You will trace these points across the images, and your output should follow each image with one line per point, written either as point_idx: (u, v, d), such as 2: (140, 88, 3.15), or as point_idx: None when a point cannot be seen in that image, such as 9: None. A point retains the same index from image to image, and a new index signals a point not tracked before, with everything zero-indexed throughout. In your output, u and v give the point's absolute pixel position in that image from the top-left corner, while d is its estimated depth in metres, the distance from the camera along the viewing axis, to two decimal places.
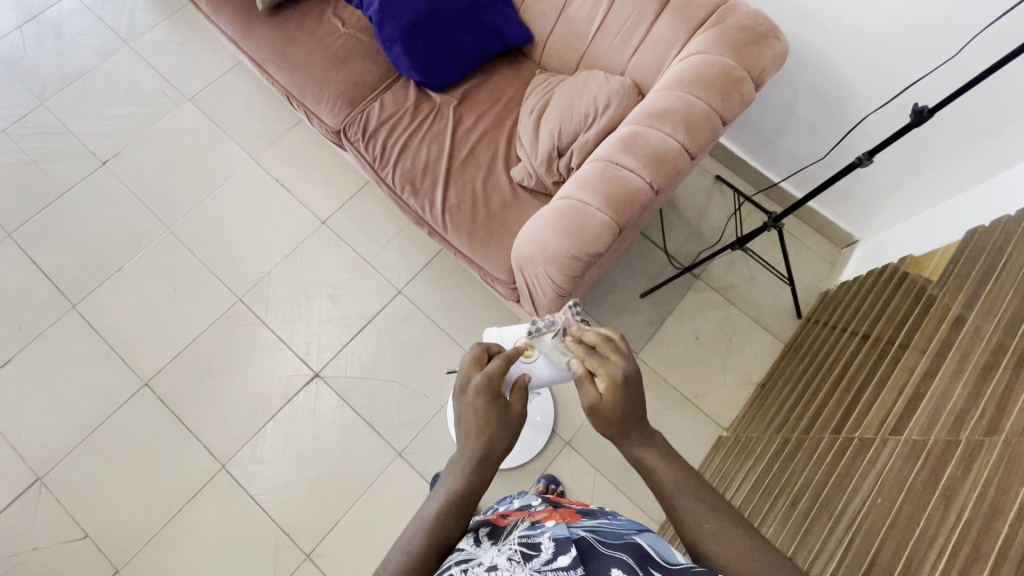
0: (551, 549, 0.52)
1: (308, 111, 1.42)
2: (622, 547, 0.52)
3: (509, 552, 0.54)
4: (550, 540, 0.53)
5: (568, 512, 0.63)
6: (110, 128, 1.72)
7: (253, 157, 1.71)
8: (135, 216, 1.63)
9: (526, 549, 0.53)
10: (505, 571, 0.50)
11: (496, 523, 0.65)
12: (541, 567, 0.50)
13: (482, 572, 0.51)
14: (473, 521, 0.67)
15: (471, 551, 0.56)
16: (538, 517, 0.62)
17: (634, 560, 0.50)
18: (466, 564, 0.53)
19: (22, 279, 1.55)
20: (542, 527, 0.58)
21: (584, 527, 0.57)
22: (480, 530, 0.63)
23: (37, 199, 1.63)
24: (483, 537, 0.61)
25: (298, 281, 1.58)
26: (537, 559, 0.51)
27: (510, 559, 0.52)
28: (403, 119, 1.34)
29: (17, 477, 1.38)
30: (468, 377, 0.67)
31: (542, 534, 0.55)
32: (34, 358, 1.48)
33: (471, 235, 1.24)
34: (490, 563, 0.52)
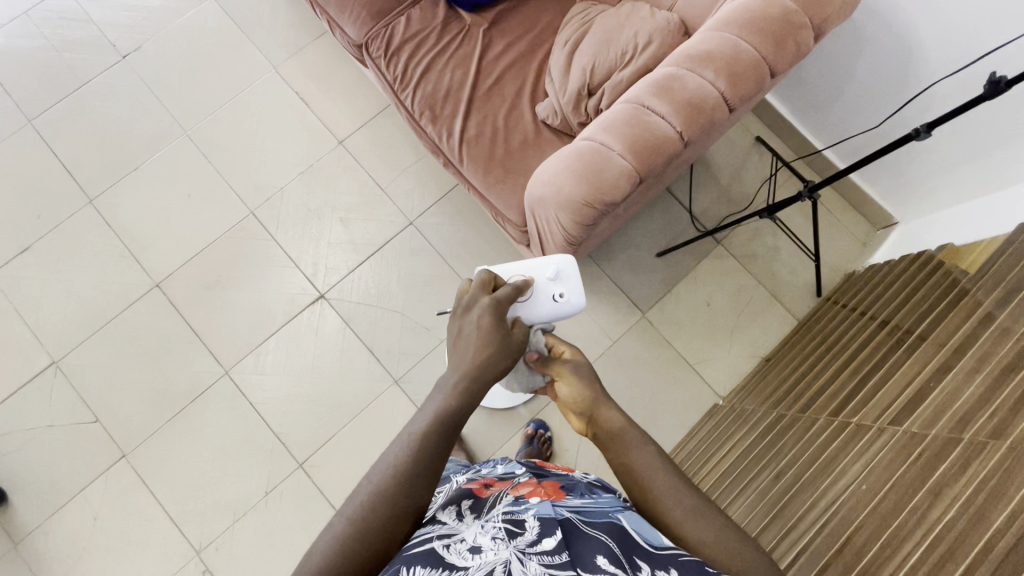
0: (536, 530, 0.52)
1: (331, 22, 1.34)
2: (610, 530, 0.53)
3: (493, 531, 0.53)
4: (534, 519, 0.54)
5: (553, 489, 0.64)
6: (132, 20, 1.66)
7: (273, 65, 1.64)
8: (152, 117, 1.60)
9: (510, 527, 0.53)
10: (488, 551, 0.49)
11: (478, 496, 0.66)
12: (526, 547, 0.49)
13: (465, 552, 0.50)
14: (455, 491, 0.69)
15: (452, 526, 0.56)
16: (523, 493, 0.64)
17: (621, 546, 0.50)
18: (447, 538, 0.53)
19: (41, 168, 1.56)
20: (526, 504, 0.59)
21: (569, 508, 0.58)
22: (463, 502, 0.65)
23: (56, 89, 1.61)
24: (465, 510, 0.63)
25: (310, 202, 1.56)
26: (521, 538, 0.51)
27: (494, 538, 0.51)
28: (429, 39, 1.26)
29: (34, 360, 1.44)
30: (474, 298, 0.66)
31: (526, 513, 0.55)
32: (50, 248, 1.51)
33: (487, 170, 1.18)
34: (472, 543, 0.51)
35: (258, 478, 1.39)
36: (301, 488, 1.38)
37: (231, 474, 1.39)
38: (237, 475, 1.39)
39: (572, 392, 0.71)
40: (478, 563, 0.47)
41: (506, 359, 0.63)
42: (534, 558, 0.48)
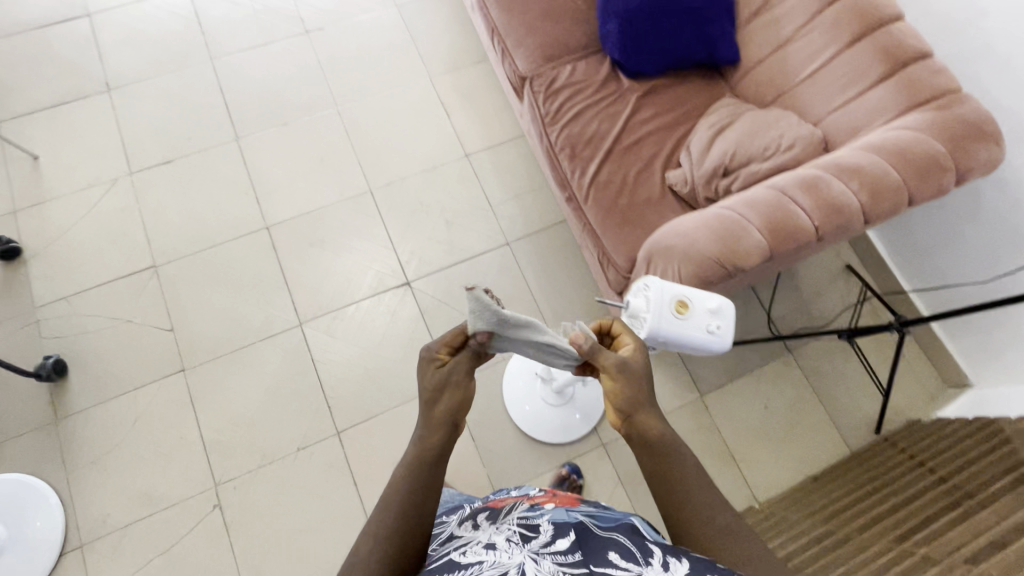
0: (549, 534, 0.62)
1: (503, 52, 1.47)
2: (621, 532, 0.61)
3: (508, 535, 0.64)
4: (548, 524, 0.65)
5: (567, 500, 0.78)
6: (324, 6, 1.88)
7: (430, 75, 1.82)
8: (313, 86, 1.78)
9: (525, 532, 0.64)
10: (504, 551, 0.59)
11: (494, 508, 0.80)
12: (538, 548, 0.59)
13: (481, 551, 0.60)
14: (473, 507, 0.83)
15: (471, 533, 0.69)
16: (538, 502, 0.78)
17: (633, 542, 0.58)
18: (465, 545, 0.65)
19: (205, 100, 1.73)
20: (542, 513, 0.71)
21: (582, 514, 0.69)
22: (480, 512, 0.78)
23: (243, 41, 1.81)
24: (483, 518, 0.76)
25: (423, 198, 1.67)
26: (535, 541, 0.61)
27: (509, 540, 0.62)
28: (587, 90, 1.38)
29: (138, 259, 1.54)
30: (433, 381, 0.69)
31: (540, 520, 0.67)
32: (187, 168, 1.65)
33: (608, 214, 1.27)
34: (490, 542, 0.63)
35: (294, 432, 1.42)
36: (331, 455, 1.40)
37: (272, 420, 1.42)
38: (277, 422, 1.42)
39: (608, 390, 0.66)
40: (493, 559, 0.57)
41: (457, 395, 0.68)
42: (545, 555, 0.57)
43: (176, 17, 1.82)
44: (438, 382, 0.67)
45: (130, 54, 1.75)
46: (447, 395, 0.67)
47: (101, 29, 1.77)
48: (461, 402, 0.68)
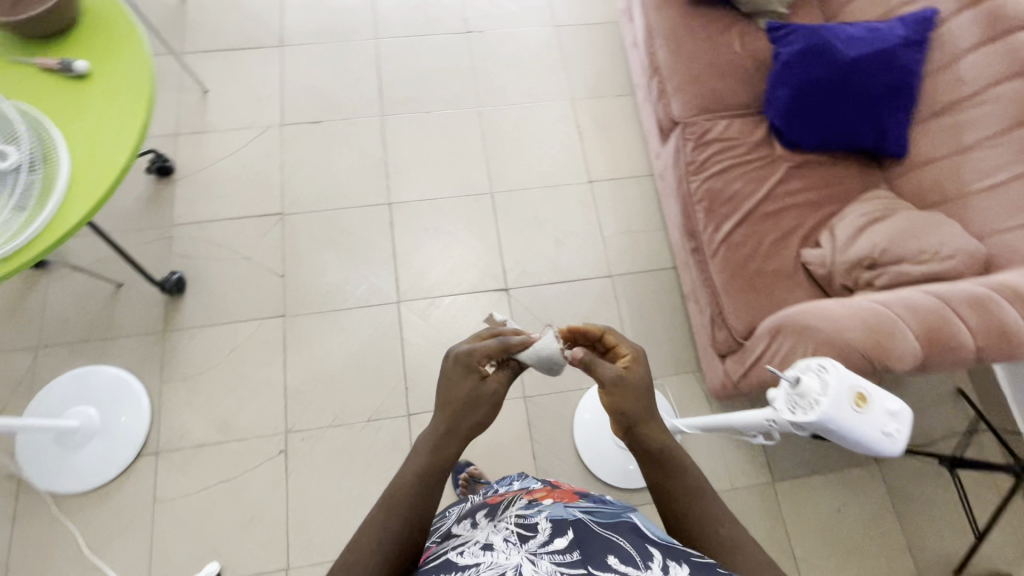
0: (547, 533, 0.65)
1: (660, 92, 1.47)
2: (619, 532, 0.66)
3: (506, 534, 0.68)
4: (546, 522, 0.68)
5: (565, 495, 0.83)
6: (490, 10, 1.93)
7: (571, 97, 1.84)
8: (462, 82, 1.84)
9: (523, 531, 0.67)
10: (500, 553, 0.62)
11: (493, 507, 0.86)
12: (536, 550, 0.62)
13: (478, 553, 0.63)
14: (475, 506, 0.90)
15: (468, 533, 0.73)
16: (536, 499, 0.82)
17: (634, 545, 0.62)
18: (462, 545, 0.69)
19: (362, 74, 1.82)
20: (540, 508, 0.75)
21: (580, 510, 0.73)
22: (480, 512, 0.83)
23: (409, 27, 1.89)
24: (482, 516, 0.80)
25: (538, 212, 1.69)
26: (533, 542, 0.64)
27: (507, 539, 0.65)
28: (739, 148, 1.36)
29: (269, 204, 1.64)
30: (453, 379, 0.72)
31: (538, 518, 0.70)
32: (331, 131, 1.74)
33: (733, 276, 1.25)
34: (486, 541, 0.67)
35: (368, 404, 1.45)
36: (396, 435, 1.43)
37: (351, 386, 1.47)
38: (355, 389, 1.47)
39: (612, 399, 0.72)
40: (490, 561, 0.60)
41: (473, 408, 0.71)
42: (544, 557, 0.60)
43: None
44: (465, 395, 0.71)
45: (306, 18, 1.88)
46: (474, 406, 0.70)
47: None
48: (487, 413, 0.71)
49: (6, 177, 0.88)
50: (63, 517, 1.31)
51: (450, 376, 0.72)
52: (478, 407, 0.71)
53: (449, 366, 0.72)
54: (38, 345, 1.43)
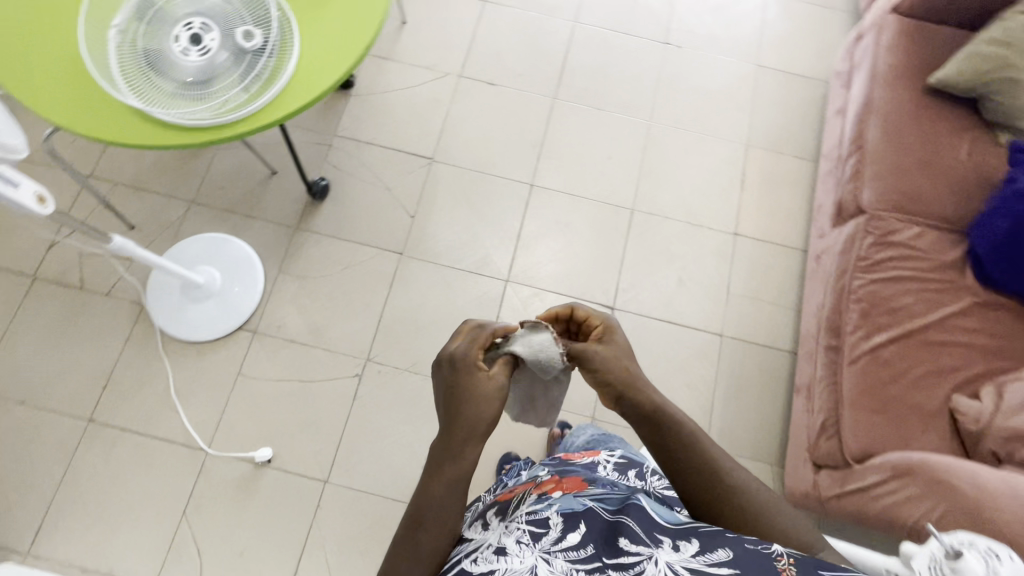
0: (558, 530, 0.67)
1: (855, 174, 1.35)
2: (629, 515, 0.68)
3: (517, 534, 0.68)
4: (556, 517, 0.70)
5: (573, 483, 0.84)
6: (697, 28, 1.85)
7: (745, 140, 1.72)
8: (644, 89, 1.76)
9: (533, 531, 0.68)
10: (514, 555, 0.63)
11: (503, 506, 0.84)
12: (550, 548, 0.64)
13: (492, 558, 0.64)
14: (484, 507, 0.87)
15: (480, 536, 0.72)
16: (544, 489, 0.82)
17: (645, 529, 0.65)
18: (475, 547, 0.69)
19: (551, 49, 1.79)
20: (549, 500, 0.76)
21: (590, 497, 0.75)
22: (490, 514, 0.81)
23: (612, 19, 1.84)
24: (493, 518, 0.79)
25: (670, 245, 1.61)
26: (546, 540, 0.66)
27: (519, 541, 0.66)
28: (923, 261, 1.23)
29: (421, 145, 1.67)
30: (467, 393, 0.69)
31: (548, 513, 0.71)
32: (501, 95, 1.74)
33: (866, 393, 1.14)
34: (498, 544, 0.67)
35: None
36: None
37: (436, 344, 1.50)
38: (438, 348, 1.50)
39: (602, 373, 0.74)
40: (505, 567, 0.61)
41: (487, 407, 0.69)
42: (558, 556, 0.62)
43: None
44: (477, 389, 0.69)
45: None
46: (492, 395, 0.69)
47: None
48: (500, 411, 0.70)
49: (246, 56, 0.97)
50: (164, 357, 1.44)
51: (453, 380, 0.70)
52: (494, 397, 0.69)
53: (448, 372, 0.70)
54: (193, 200, 1.57)
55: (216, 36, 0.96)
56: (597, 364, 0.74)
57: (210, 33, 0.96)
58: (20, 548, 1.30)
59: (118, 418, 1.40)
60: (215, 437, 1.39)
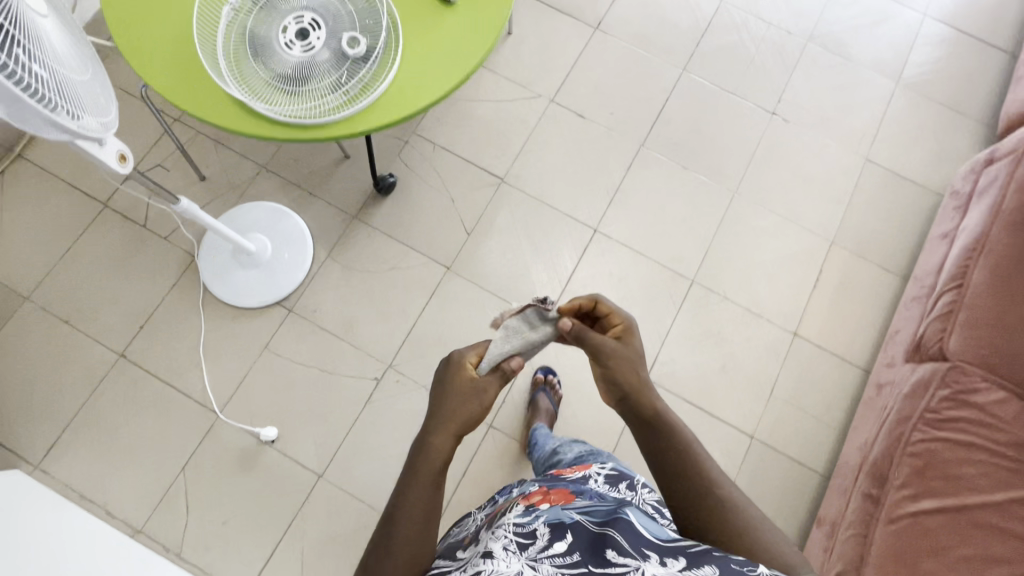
0: (544, 538, 0.68)
1: (946, 314, 1.23)
2: (615, 524, 0.68)
3: (505, 541, 0.69)
4: (544, 528, 0.70)
5: (560, 495, 0.84)
6: (811, 106, 1.72)
7: (831, 237, 1.60)
8: (737, 158, 1.66)
9: (521, 540, 0.68)
10: (502, 560, 0.65)
11: (493, 520, 0.84)
12: (536, 556, 0.65)
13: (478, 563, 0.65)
14: (477, 523, 0.87)
15: (468, 552, 0.73)
16: (532, 501, 0.82)
17: (632, 540, 0.65)
18: (462, 561, 0.70)
19: (650, 94, 1.71)
20: (536, 511, 0.77)
21: (579, 510, 0.75)
22: (480, 530, 0.81)
23: (722, 77, 1.74)
24: (481, 534, 0.79)
25: (722, 328, 1.52)
26: (532, 548, 0.67)
27: (507, 547, 0.67)
28: (1000, 433, 1.09)
29: (495, 164, 1.63)
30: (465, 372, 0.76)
31: (535, 524, 0.72)
32: (587, 130, 1.67)
33: (894, 557, 1.05)
34: (486, 549, 0.68)
35: None
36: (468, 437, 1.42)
37: None
38: None
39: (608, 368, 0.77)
40: (493, 568, 0.63)
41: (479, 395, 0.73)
42: (544, 561, 0.64)
43: (691, 14, 1.80)
44: (461, 387, 0.73)
45: (633, 13, 1.79)
46: (477, 394, 0.73)
47: None
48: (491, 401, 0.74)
49: (347, 63, 0.95)
50: (200, 312, 1.47)
51: (441, 379, 0.75)
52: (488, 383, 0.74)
53: (439, 370, 0.76)
54: (264, 166, 1.59)
55: (322, 35, 0.94)
56: (609, 361, 0.77)
57: (318, 31, 0.95)
58: (32, 459, 1.37)
59: (146, 360, 1.44)
60: (229, 403, 1.42)
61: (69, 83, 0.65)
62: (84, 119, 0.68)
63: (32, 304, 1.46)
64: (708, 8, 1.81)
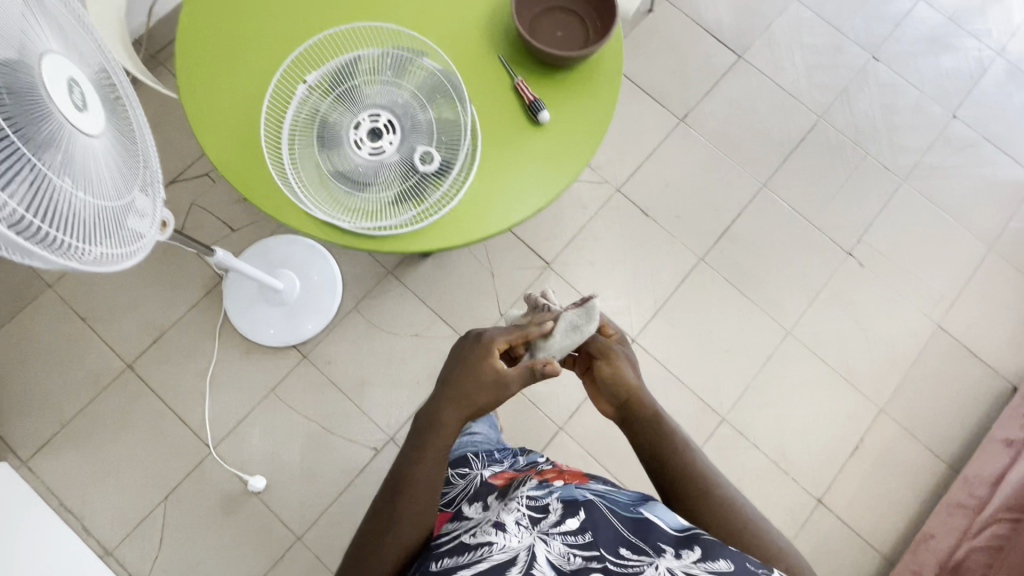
0: (557, 516, 0.74)
1: (994, 549, 1.12)
2: (630, 520, 0.74)
3: (518, 514, 0.74)
4: (558, 506, 0.77)
5: (571, 476, 0.89)
6: (890, 253, 1.60)
7: (881, 403, 1.49)
8: (798, 295, 1.55)
9: (534, 516, 0.74)
10: (514, 532, 0.71)
11: (503, 482, 0.90)
12: (549, 531, 0.72)
13: (492, 529, 0.72)
14: (486, 476, 0.94)
15: (480, 515, 0.80)
16: (546, 476, 0.88)
17: (645, 537, 0.71)
18: (475, 524, 0.77)
19: (722, 204, 1.61)
20: (550, 487, 0.83)
21: (591, 493, 0.81)
22: (491, 490, 0.88)
23: (802, 202, 1.62)
24: (492, 496, 0.86)
25: (743, 478, 1.43)
26: (545, 524, 0.73)
27: (519, 521, 0.73)
28: None
29: (544, 245, 1.55)
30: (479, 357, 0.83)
31: (550, 501, 0.78)
32: (647, 229, 1.58)
33: None
34: (500, 519, 0.74)
35: None
36: None
37: None
38: None
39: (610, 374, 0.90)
40: (504, 541, 0.69)
41: (494, 383, 0.82)
42: (556, 538, 0.70)
43: (785, 126, 1.68)
44: (484, 375, 0.82)
45: (724, 112, 1.68)
46: (499, 385, 0.82)
47: (731, 75, 1.71)
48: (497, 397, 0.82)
49: (414, 174, 0.87)
50: (216, 339, 1.43)
51: (468, 356, 0.84)
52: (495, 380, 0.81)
53: (467, 349, 0.85)
54: None
55: (395, 139, 0.88)
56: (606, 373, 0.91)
57: (391, 134, 0.88)
58: (21, 454, 1.35)
59: (151, 377, 1.41)
60: (224, 441, 1.39)
61: (112, 212, 0.60)
62: (130, 246, 0.63)
63: (53, 294, 1.43)
64: (804, 123, 1.68)
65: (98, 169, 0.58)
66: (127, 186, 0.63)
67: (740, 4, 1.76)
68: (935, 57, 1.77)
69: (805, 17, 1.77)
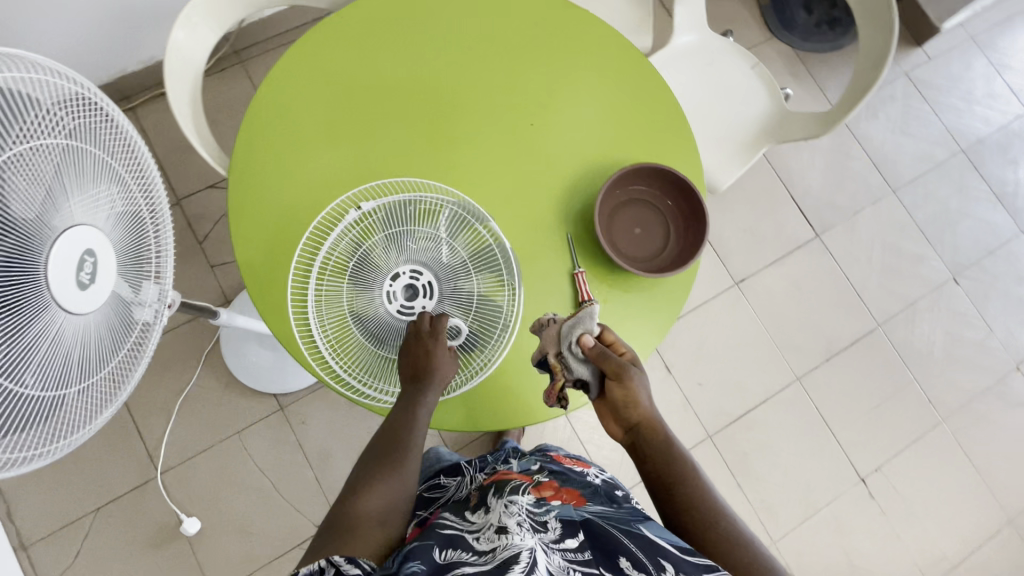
0: (559, 531, 0.66)
1: None
2: (632, 535, 0.66)
3: (520, 519, 0.65)
4: (557, 521, 0.68)
5: (570, 494, 0.78)
6: (905, 494, 1.50)
7: None
8: (796, 506, 1.46)
9: (535, 525, 0.66)
10: (517, 532, 0.62)
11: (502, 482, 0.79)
12: (550, 542, 0.63)
13: (492, 536, 0.63)
14: (482, 484, 0.82)
15: (478, 520, 0.69)
16: (542, 491, 0.76)
17: (647, 550, 0.63)
18: (476, 529, 0.67)
19: (750, 386, 1.52)
20: (548, 503, 0.73)
21: (592, 513, 0.72)
22: (488, 492, 0.76)
23: (832, 410, 1.53)
24: (491, 497, 0.74)
25: None
26: (547, 535, 0.65)
27: (521, 525, 0.64)
28: None
29: None
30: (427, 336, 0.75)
31: (549, 515, 0.69)
32: (665, 388, 1.49)
33: None
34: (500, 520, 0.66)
35: None
36: None
37: None
38: None
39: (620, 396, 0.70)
40: (505, 543, 0.60)
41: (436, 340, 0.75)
42: (557, 551, 0.62)
43: (839, 324, 1.58)
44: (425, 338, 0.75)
45: (783, 289, 1.59)
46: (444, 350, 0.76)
47: (803, 252, 1.61)
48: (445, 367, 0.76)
49: None
50: (200, 362, 1.38)
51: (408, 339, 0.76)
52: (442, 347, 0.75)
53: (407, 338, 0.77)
54: None
55: (430, 303, 0.79)
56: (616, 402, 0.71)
57: (428, 297, 0.79)
58: None
59: None
60: (174, 469, 1.34)
61: (61, 399, 0.53)
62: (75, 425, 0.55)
63: None
64: (860, 327, 1.58)
65: (73, 347, 0.54)
66: (97, 366, 0.57)
67: (836, 181, 1.66)
68: (1017, 299, 1.66)
69: (897, 215, 1.67)
